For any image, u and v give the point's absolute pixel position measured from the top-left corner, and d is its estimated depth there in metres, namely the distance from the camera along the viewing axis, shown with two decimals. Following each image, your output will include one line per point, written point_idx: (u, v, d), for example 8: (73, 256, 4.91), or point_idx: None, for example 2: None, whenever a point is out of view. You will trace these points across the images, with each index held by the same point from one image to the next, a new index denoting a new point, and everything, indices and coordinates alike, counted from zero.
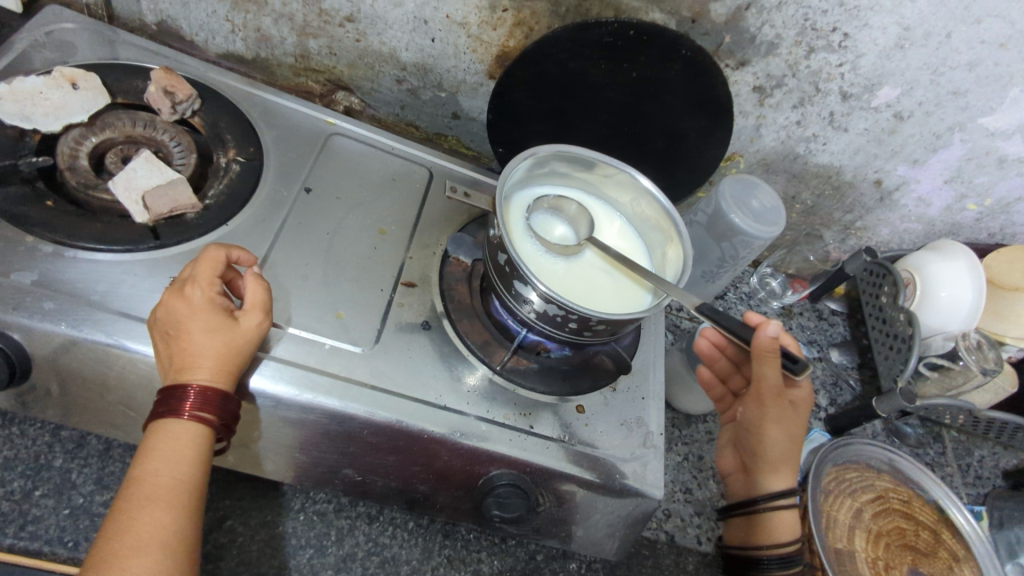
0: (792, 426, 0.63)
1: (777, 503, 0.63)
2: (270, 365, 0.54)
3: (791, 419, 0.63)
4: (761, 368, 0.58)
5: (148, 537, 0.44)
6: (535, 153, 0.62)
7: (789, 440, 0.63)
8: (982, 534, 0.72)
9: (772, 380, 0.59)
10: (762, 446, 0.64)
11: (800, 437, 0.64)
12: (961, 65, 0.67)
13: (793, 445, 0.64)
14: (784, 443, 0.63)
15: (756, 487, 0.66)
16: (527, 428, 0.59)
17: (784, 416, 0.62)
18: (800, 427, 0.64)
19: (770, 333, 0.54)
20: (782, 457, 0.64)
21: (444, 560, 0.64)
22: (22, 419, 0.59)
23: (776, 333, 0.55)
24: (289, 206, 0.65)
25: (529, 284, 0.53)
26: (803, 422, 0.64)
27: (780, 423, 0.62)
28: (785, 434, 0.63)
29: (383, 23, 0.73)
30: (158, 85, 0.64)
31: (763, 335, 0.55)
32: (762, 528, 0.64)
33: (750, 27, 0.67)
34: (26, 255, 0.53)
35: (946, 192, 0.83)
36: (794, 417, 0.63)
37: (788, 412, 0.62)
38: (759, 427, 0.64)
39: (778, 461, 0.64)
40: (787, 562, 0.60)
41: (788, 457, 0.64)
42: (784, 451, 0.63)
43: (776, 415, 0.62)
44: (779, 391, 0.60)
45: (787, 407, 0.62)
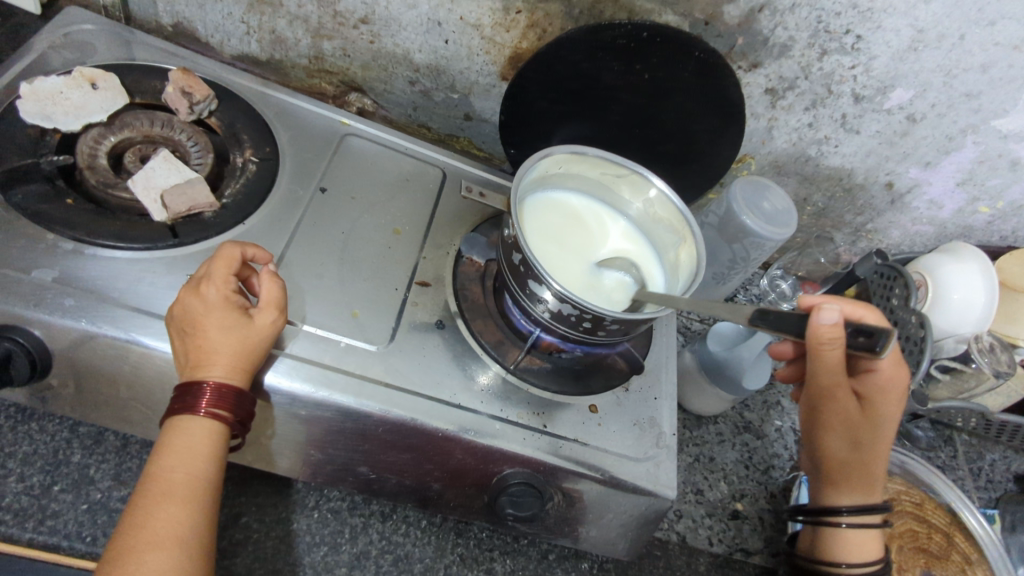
0: (856, 428, 0.62)
1: (860, 519, 0.62)
2: (285, 362, 0.54)
3: (856, 421, 0.61)
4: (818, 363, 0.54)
5: (163, 532, 0.44)
6: (549, 154, 0.62)
7: (852, 445, 0.62)
8: (995, 536, 0.71)
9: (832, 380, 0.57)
10: (824, 451, 0.65)
11: (871, 441, 0.62)
12: (974, 67, 0.68)
13: (862, 452, 0.62)
14: (846, 449, 0.63)
15: (831, 497, 0.64)
16: (541, 428, 0.59)
17: (847, 416, 0.61)
18: (869, 429, 0.62)
19: (823, 319, 0.48)
20: (847, 464, 0.63)
21: (456, 559, 0.64)
22: (40, 415, 0.60)
23: (833, 321, 0.48)
24: (305, 205, 0.65)
25: (544, 283, 0.53)
26: (873, 423, 0.61)
27: (844, 426, 0.62)
28: (847, 438, 0.62)
29: (397, 25, 0.74)
30: (176, 86, 0.65)
31: (818, 323, 0.49)
32: (837, 541, 0.63)
33: (763, 29, 0.67)
34: (47, 252, 0.53)
35: (958, 195, 0.83)
36: (859, 417, 0.61)
37: (848, 412, 0.61)
38: (821, 429, 0.64)
39: (844, 470, 0.63)
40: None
41: (858, 464, 0.63)
42: (844, 457, 0.63)
43: (838, 416, 0.61)
44: (839, 389, 0.58)
45: (848, 407, 0.61)
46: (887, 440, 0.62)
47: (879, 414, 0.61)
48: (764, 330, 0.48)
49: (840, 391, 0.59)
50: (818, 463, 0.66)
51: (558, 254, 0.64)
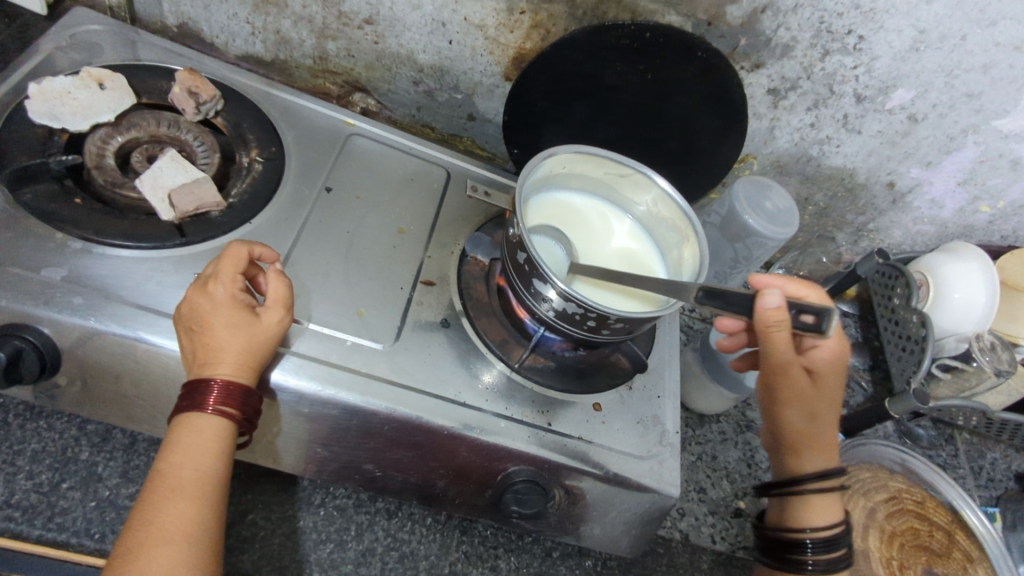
0: (810, 401, 0.61)
1: (823, 484, 0.61)
2: (292, 360, 0.55)
3: (808, 393, 0.61)
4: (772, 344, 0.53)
5: (174, 528, 0.45)
6: (553, 154, 0.62)
7: (809, 418, 0.62)
8: (996, 534, 0.71)
9: (786, 360, 0.56)
10: (783, 427, 0.64)
11: (824, 412, 0.62)
12: (976, 68, 0.68)
13: (818, 422, 0.62)
14: (803, 422, 0.62)
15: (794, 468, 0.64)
16: (545, 425, 0.60)
17: (800, 390, 0.61)
18: (820, 400, 0.61)
19: (771, 304, 0.48)
20: (806, 437, 0.63)
21: (462, 556, 0.64)
22: (48, 413, 0.60)
23: (778, 304, 0.49)
24: (311, 205, 0.65)
25: (548, 282, 0.54)
26: (824, 394, 0.61)
27: (799, 402, 0.61)
28: (803, 412, 0.62)
29: (401, 25, 0.74)
30: (182, 86, 0.65)
31: (764, 308, 0.49)
32: (800, 508, 0.62)
33: (766, 30, 0.68)
34: (56, 251, 0.54)
35: (960, 195, 0.83)
36: (810, 390, 0.61)
37: (802, 386, 0.60)
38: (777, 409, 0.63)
39: (802, 441, 0.63)
40: (831, 546, 0.58)
41: (814, 434, 0.63)
42: (804, 432, 0.63)
43: (793, 394, 0.61)
44: (793, 367, 0.58)
45: (801, 381, 0.60)
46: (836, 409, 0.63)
47: (828, 385, 0.61)
48: (720, 310, 0.50)
49: (793, 368, 0.58)
50: (778, 441, 0.65)
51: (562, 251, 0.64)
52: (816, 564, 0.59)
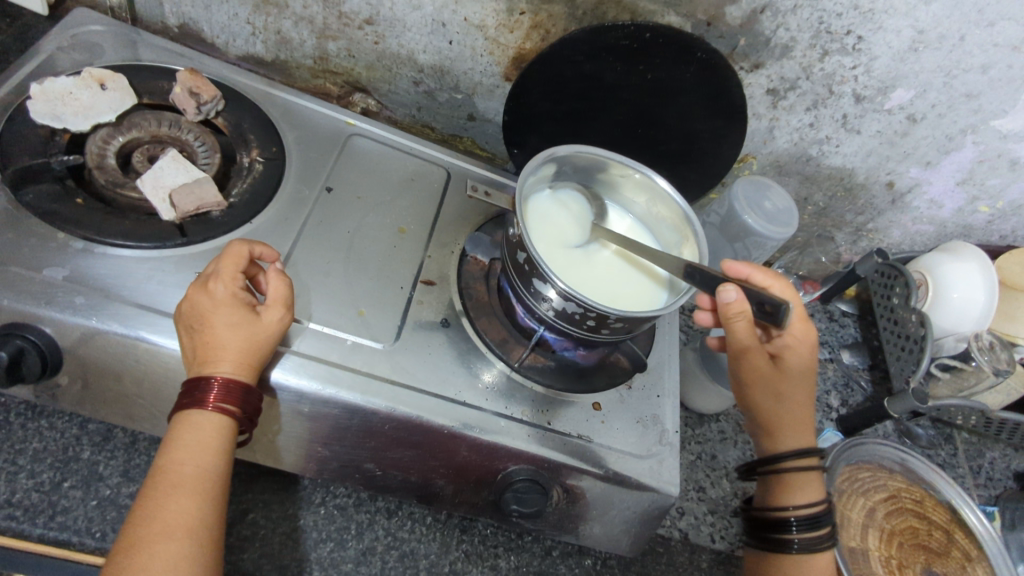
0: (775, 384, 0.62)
1: (803, 461, 0.62)
2: (293, 359, 0.55)
3: (774, 376, 0.62)
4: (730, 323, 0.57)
5: (175, 524, 0.45)
6: (553, 153, 0.63)
7: (776, 403, 0.63)
8: (995, 534, 0.72)
9: (747, 341, 0.59)
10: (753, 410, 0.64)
11: (792, 398, 0.63)
12: (974, 68, 0.68)
13: (786, 407, 0.63)
14: (769, 404, 0.63)
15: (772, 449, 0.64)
16: (545, 425, 0.60)
17: (764, 372, 0.62)
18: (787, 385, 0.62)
19: (728, 298, 0.54)
20: (777, 419, 0.63)
21: (461, 555, 0.64)
22: (50, 412, 0.60)
23: (734, 297, 0.54)
24: (312, 204, 0.66)
25: (548, 280, 0.54)
26: (792, 382, 0.62)
27: (766, 390, 0.62)
28: (770, 399, 0.63)
29: (401, 26, 0.74)
30: (183, 86, 0.65)
31: (723, 299, 0.55)
32: (783, 486, 0.62)
33: (765, 30, 0.68)
34: (58, 251, 0.54)
35: (958, 195, 0.83)
36: (777, 377, 0.62)
37: (765, 369, 0.62)
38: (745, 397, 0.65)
39: (774, 426, 0.63)
40: (815, 524, 0.59)
41: (786, 420, 0.63)
42: (774, 418, 0.63)
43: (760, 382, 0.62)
44: (755, 352, 0.60)
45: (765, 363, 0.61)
46: (807, 396, 0.63)
47: (796, 373, 0.62)
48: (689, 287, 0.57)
49: (754, 350, 0.60)
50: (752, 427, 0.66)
51: (557, 243, 0.64)
52: (801, 542, 0.59)
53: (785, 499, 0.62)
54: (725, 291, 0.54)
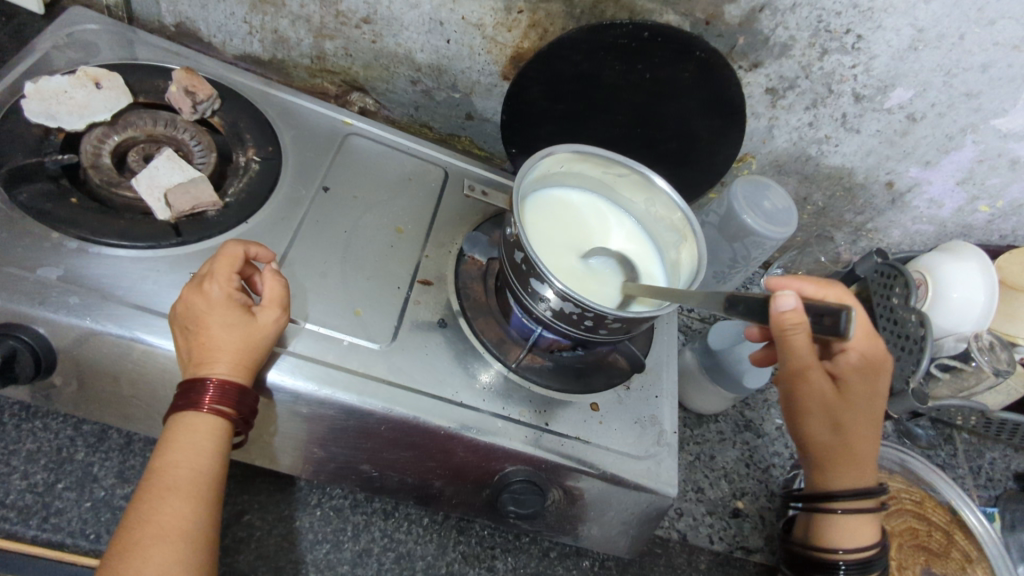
0: (834, 408, 0.62)
1: (857, 502, 0.62)
2: (288, 360, 0.54)
3: (832, 399, 0.62)
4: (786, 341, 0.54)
5: (169, 526, 0.45)
6: (551, 152, 0.62)
7: (832, 427, 0.63)
8: (994, 534, 0.71)
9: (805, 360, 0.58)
10: (809, 436, 0.64)
11: (851, 421, 0.62)
12: (974, 67, 0.68)
13: (845, 432, 0.62)
14: (826, 430, 0.63)
15: (828, 485, 0.63)
16: (542, 426, 0.60)
17: (822, 394, 0.61)
18: (845, 408, 0.62)
19: (785, 306, 0.50)
20: (833, 445, 0.63)
21: (458, 556, 0.64)
22: (44, 413, 0.60)
23: (794, 305, 0.50)
24: (308, 204, 0.65)
25: (546, 281, 0.54)
26: (852, 403, 0.62)
27: (823, 412, 0.62)
28: (827, 422, 0.63)
29: (399, 25, 0.74)
30: (179, 85, 0.65)
31: (779, 310, 0.50)
32: (832, 524, 0.63)
33: (763, 29, 0.68)
34: (51, 250, 0.54)
35: (958, 195, 0.83)
36: (835, 398, 0.62)
37: (825, 390, 0.61)
38: (799, 421, 0.64)
39: (828, 455, 0.63)
40: (864, 568, 0.60)
41: (843, 448, 0.63)
42: (830, 444, 0.63)
43: (818, 403, 0.62)
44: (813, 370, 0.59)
45: (825, 385, 0.61)
46: (866, 420, 0.63)
47: (855, 394, 0.62)
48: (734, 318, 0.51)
49: (813, 368, 0.59)
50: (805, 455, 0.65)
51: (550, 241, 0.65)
52: None
53: (833, 539, 0.62)
54: (782, 300, 0.50)
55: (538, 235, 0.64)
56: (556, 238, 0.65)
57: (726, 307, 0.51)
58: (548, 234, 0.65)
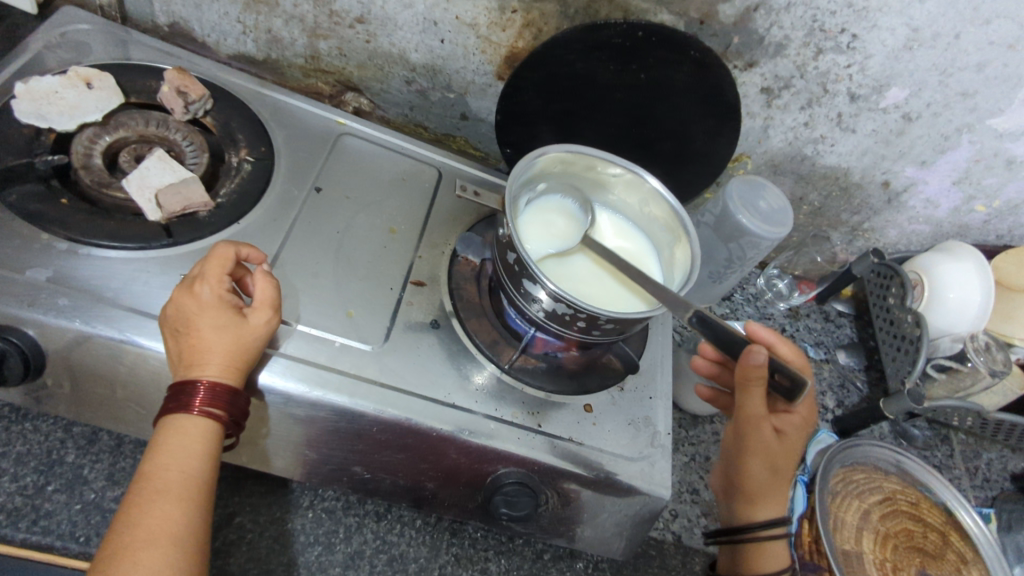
0: (772, 458, 0.61)
1: (770, 534, 0.62)
2: (280, 361, 0.54)
3: (772, 451, 0.60)
4: (749, 386, 0.56)
5: (159, 530, 0.44)
6: (543, 153, 0.62)
7: (770, 472, 0.61)
8: (990, 536, 0.72)
9: (755, 410, 0.58)
10: (741, 474, 0.63)
11: (786, 467, 0.62)
12: (969, 67, 0.68)
13: (778, 476, 0.62)
14: (764, 475, 0.62)
15: (746, 516, 0.64)
16: (535, 427, 0.59)
17: (763, 446, 0.60)
18: (784, 456, 0.61)
19: (754, 359, 0.53)
20: (763, 487, 0.62)
21: (451, 558, 0.64)
22: (34, 415, 0.60)
23: (761, 361, 0.53)
24: (301, 205, 0.65)
25: (538, 282, 0.53)
26: (788, 453, 0.62)
27: (764, 459, 0.61)
28: (766, 468, 0.61)
29: (393, 24, 0.74)
30: (171, 85, 0.65)
31: (747, 360, 0.54)
32: (754, 557, 0.63)
33: (758, 28, 0.67)
34: (41, 252, 0.54)
35: (954, 194, 0.83)
36: (777, 449, 0.61)
37: (770, 442, 0.60)
38: (738, 460, 0.63)
39: (757, 493, 0.62)
40: None
41: (772, 488, 0.62)
42: (765, 484, 0.62)
43: (760, 450, 0.60)
44: (761, 421, 0.59)
45: (770, 436, 0.60)
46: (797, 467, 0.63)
47: (793, 444, 0.62)
48: (701, 333, 0.56)
49: (762, 420, 0.59)
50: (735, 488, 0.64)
51: (546, 230, 0.66)
52: None
53: (754, 568, 0.63)
54: (754, 353, 0.53)
55: (531, 222, 0.66)
56: (547, 226, 0.66)
57: (697, 320, 0.56)
58: (541, 222, 0.66)
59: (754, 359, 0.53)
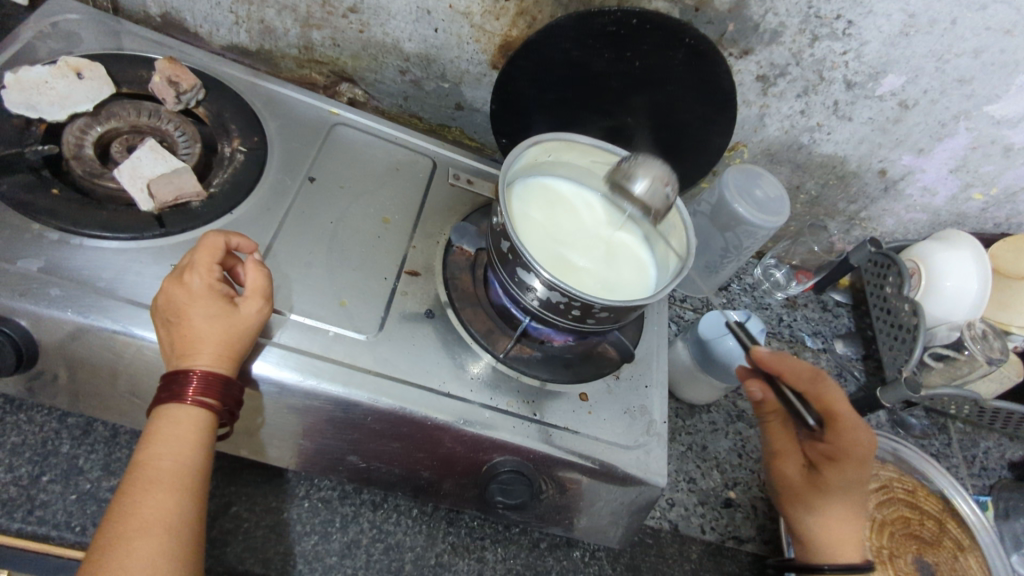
0: (801, 494, 0.63)
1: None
2: (273, 351, 0.54)
3: (801, 486, 0.63)
4: (766, 417, 0.67)
5: (153, 520, 0.44)
6: (536, 141, 0.62)
7: (807, 512, 0.62)
8: (987, 523, 0.71)
9: (777, 444, 0.66)
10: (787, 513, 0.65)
11: (825, 507, 0.62)
12: (966, 53, 0.67)
13: (820, 517, 0.62)
14: (803, 515, 0.63)
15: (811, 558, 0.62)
16: (531, 416, 0.59)
17: (790, 481, 0.64)
18: (816, 495, 0.62)
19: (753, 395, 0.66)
20: (805, 527, 0.62)
21: (447, 547, 0.64)
22: (29, 406, 0.60)
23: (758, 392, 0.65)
24: (294, 195, 0.65)
25: (532, 271, 0.53)
26: (824, 493, 0.62)
27: (794, 496, 0.64)
28: (802, 508, 0.63)
29: (386, 13, 0.73)
30: (162, 75, 0.65)
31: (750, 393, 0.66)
32: None
33: (753, 15, 0.67)
34: (32, 242, 0.53)
35: (952, 182, 0.82)
36: (804, 485, 0.63)
37: (794, 477, 0.64)
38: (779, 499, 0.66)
39: (803, 533, 0.63)
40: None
41: (822, 529, 0.62)
42: (805, 524, 0.62)
43: (792, 487, 0.64)
44: (783, 456, 0.65)
45: (792, 470, 0.64)
46: (844, 507, 0.62)
47: (830, 483, 0.61)
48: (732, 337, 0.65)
49: (787, 454, 0.65)
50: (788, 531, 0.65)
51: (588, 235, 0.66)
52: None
53: None
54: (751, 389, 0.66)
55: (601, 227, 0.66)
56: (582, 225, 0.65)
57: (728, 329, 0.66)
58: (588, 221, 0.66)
59: (755, 396, 0.66)
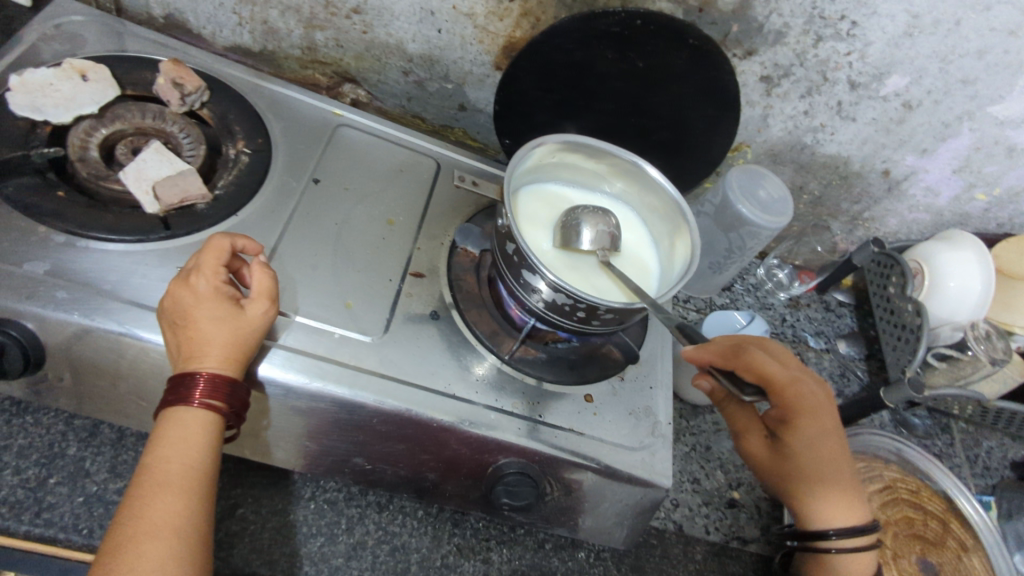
0: (773, 467, 0.62)
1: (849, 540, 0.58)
2: (279, 353, 0.54)
3: (771, 459, 0.62)
4: (722, 402, 0.66)
5: (162, 523, 0.44)
6: (541, 143, 0.62)
7: (784, 481, 0.61)
8: (989, 522, 0.70)
9: (739, 422, 0.65)
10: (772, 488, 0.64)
11: (798, 475, 0.60)
12: (970, 53, 0.67)
13: (799, 486, 0.60)
14: (782, 486, 0.62)
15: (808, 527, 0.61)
16: (536, 417, 0.59)
17: (759, 456, 0.63)
18: (785, 464, 0.60)
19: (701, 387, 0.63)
20: (789, 497, 0.61)
21: (453, 548, 0.64)
22: (35, 409, 0.60)
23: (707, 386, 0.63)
24: (299, 196, 0.65)
25: (538, 273, 0.53)
26: (793, 459, 0.60)
27: (767, 469, 0.62)
28: (780, 480, 0.62)
29: (390, 15, 0.73)
30: (166, 77, 0.65)
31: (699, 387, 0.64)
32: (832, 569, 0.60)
33: (757, 16, 0.67)
34: (39, 244, 0.53)
35: (955, 182, 0.82)
36: (772, 458, 0.62)
37: (762, 451, 0.63)
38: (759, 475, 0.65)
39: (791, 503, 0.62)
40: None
41: (805, 496, 0.60)
42: (789, 495, 0.61)
43: (764, 462, 0.63)
44: (747, 434, 0.64)
45: (756, 445, 0.63)
46: (818, 470, 0.60)
47: (794, 450, 0.60)
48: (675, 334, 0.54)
49: (748, 431, 0.64)
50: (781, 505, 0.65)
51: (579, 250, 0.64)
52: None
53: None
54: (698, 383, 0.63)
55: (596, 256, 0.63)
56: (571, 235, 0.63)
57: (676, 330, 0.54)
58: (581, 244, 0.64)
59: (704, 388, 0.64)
